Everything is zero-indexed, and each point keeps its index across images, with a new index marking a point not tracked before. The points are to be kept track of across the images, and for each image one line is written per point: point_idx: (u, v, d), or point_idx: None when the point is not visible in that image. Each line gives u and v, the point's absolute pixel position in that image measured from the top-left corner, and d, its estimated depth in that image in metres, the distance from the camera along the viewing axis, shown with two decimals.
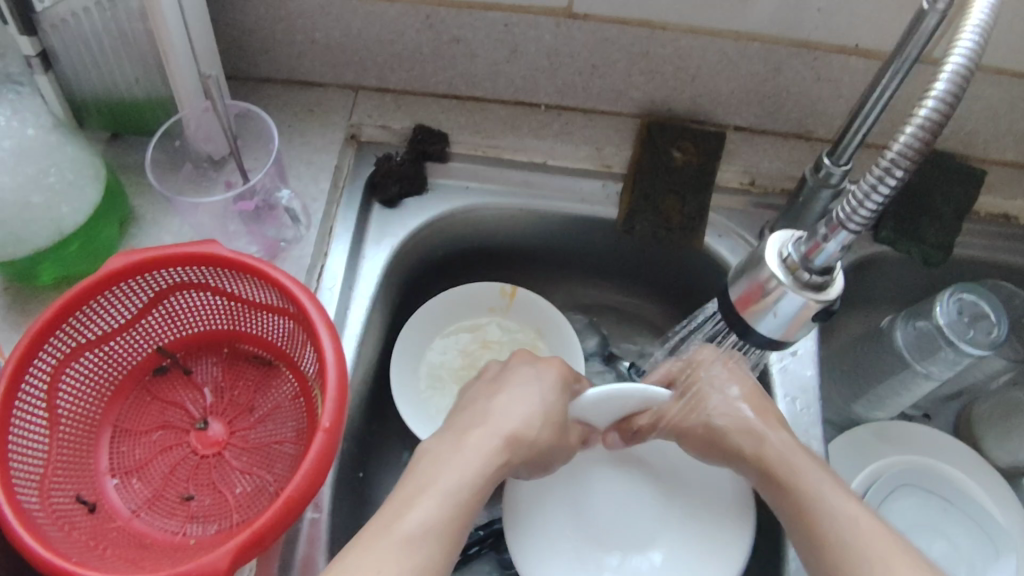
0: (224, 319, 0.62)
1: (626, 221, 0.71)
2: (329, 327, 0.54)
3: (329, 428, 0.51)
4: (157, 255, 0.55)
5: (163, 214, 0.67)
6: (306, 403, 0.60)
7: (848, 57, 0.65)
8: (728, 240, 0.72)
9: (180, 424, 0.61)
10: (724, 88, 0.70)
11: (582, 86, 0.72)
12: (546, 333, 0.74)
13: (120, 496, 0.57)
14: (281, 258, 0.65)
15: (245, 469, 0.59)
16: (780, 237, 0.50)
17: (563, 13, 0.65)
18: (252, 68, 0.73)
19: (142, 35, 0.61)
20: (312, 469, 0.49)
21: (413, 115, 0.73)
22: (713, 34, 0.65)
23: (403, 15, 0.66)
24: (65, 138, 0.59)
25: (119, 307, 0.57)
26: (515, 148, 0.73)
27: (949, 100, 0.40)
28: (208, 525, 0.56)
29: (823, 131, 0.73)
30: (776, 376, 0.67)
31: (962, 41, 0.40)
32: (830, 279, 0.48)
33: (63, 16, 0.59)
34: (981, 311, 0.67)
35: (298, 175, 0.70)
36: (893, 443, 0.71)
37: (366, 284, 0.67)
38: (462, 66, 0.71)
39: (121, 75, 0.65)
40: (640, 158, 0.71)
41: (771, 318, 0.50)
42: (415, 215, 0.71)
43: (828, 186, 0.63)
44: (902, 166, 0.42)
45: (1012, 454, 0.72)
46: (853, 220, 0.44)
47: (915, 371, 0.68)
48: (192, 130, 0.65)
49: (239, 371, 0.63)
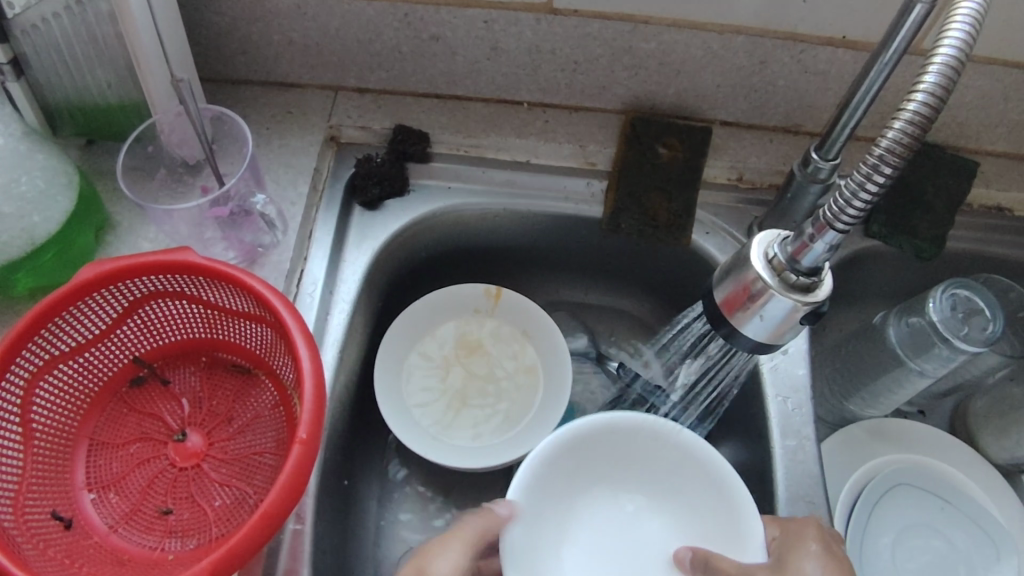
0: (201, 327, 0.61)
1: (611, 219, 0.70)
2: (306, 336, 0.52)
3: (306, 439, 0.49)
4: (127, 265, 0.54)
5: (140, 221, 0.65)
6: (286, 413, 0.58)
7: (836, 49, 0.64)
8: (716, 238, 0.71)
9: (158, 436, 0.60)
10: (709, 82, 0.68)
11: (565, 83, 0.70)
12: (534, 335, 0.72)
13: (97, 511, 0.56)
14: (260, 264, 0.64)
15: (225, 481, 0.57)
16: (765, 238, 0.49)
17: (543, 8, 0.63)
18: (229, 70, 0.72)
19: (113, 38, 0.60)
20: (288, 482, 0.48)
21: (394, 115, 0.72)
22: (697, 28, 0.64)
23: (380, 13, 0.65)
24: (36, 146, 0.57)
25: (93, 318, 0.56)
26: (499, 147, 0.72)
27: (939, 93, 0.39)
28: (187, 540, 0.55)
29: (812, 125, 0.72)
30: (766, 375, 0.65)
31: (951, 33, 0.39)
32: (818, 280, 0.47)
33: (33, 21, 0.58)
34: (976, 306, 0.66)
35: (277, 178, 0.68)
36: (887, 441, 0.69)
37: (348, 287, 0.65)
38: (442, 64, 0.69)
39: (93, 80, 0.63)
40: (624, 155, 0.70)
41: (758, 321, 0.49)
42: (396, 217, 0.70)
43: (817, 181, 0.61)
44: (889, 163, 0.40)
45: (1009, 450, 0.70)
46: (841, 219, 0.42)
47: (909, 368, 0.67)
48: (165, 135, 0.64)
49: (218, 380, 0.62)
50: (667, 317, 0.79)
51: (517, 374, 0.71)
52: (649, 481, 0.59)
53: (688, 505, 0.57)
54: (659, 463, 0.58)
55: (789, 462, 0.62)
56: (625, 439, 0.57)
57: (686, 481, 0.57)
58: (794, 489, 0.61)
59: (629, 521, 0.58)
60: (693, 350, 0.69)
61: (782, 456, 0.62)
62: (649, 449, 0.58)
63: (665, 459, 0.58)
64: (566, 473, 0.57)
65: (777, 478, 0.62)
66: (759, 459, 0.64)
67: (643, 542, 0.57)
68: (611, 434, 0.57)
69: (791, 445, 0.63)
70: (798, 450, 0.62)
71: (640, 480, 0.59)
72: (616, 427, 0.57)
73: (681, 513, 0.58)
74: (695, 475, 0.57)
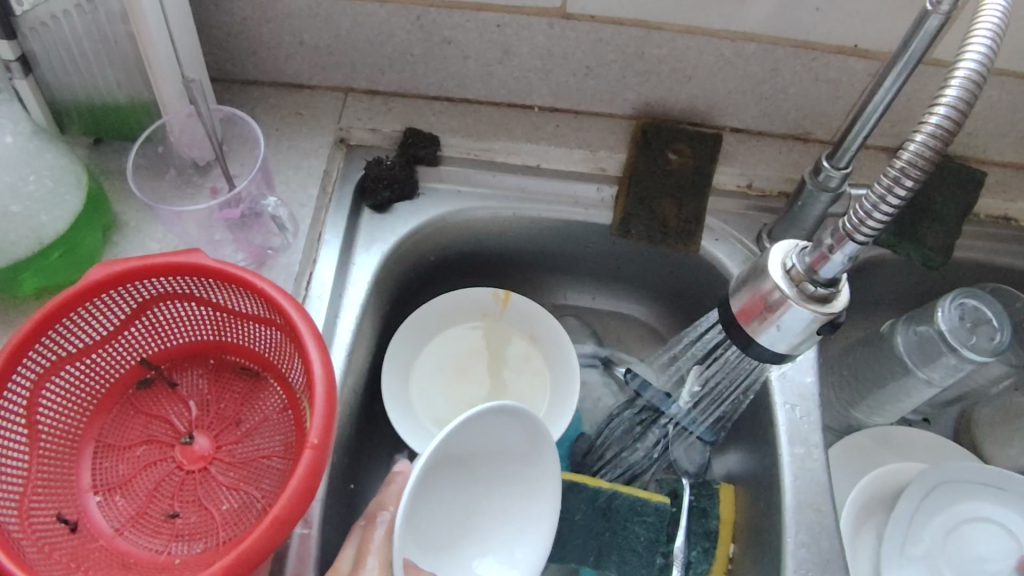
0: (209, 329, 0.61)
1: (621, 225, 0.70)
2: (317, 339, 0.52)
3: (318, 444, 0.49)
4: (136, 266, 0.53)
5: (147, 222, 0.65)
6: (294, 416, 0.58)
7: (848, 57, 0.64)
8: (726, 244, 0.71)
9: (165, 438, 0.59)
10: (721, 89, 0.68)
11: (576, 88, 0.70)
12: (541, 339, 0.72)
13: (103, 514, 0.55)
14: (269, 266, 0.63)
15: (232, 485, 0.57)
16: (783, 247, 0.49)
17: (557, 13, 0.63)
18: (238, 70, 0.71)
19: (124, 37, 0.59)
20: (300, 487, 0.48)
21: (403, 118, 0.72)
22: (709, 35, 0.63)
23: (392, 15, 0.65)
24: (44, 144, 0.58)
25: (101, 319, 0.56)
26: (509, 151, 0.72)
27: (961, 106, 0.39)
28: (194, 543, 0.55)
29: (822, 132, 0.72)
30: (775, 384, 0.65)
31: (974, 46, 0.39)
32: (836, 290, 0.47)
33: (43, 18, 0.57)
34: (984, 316, 0.66)
35: (286, 180, 0.68)
36: (889, 448, 0.71)
37: (357, 290, 0.65)
38: (454, 67, 0.69)
39: (103, 79, 0.63)
40: (635, 161, 0.70)
41: (774, 331, 0.48)
42: (405, 221, 0.69)
43: (827, 190, 0.61)
44: (911, 175, 0.40)
45: (1013, 459, 0.70)
46: (861, 230, 0.42)
47: (916, 377, 0.67)
48: (175, 135, 0.63)
49: (226, 383, 0.61)
50: (674, 323, 0.78)
51: (526, 379, 0.71)
52: (485, 471, 0.59)
53: (497, 463, 0.59)
54: (512, 453, 0.59)
55: (798, 469, 0.62)
56: (468, 429, 0.54)
57: (510, 484, 0.60)
58: (801, 497, 0.61)
59: (448, 488, 0.58)
60: (705, 358, 0.69)
61: (790, 465, 0.62)
62: (485, 430, 0.56)
63: (517, 452, 0.59)
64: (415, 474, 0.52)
65: (785, 486, 0.61)
66: (768, 467, 0.64)
67: (455, 502, 0.58)
68: (463, 428, 0.53)
69: (799, 452, 0.63)
70: (807, 458, 0.62)
71: (486, 468, 0.59)
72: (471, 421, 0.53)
73: (489, 502, 0.60)
74: (514, 442, 0.58)
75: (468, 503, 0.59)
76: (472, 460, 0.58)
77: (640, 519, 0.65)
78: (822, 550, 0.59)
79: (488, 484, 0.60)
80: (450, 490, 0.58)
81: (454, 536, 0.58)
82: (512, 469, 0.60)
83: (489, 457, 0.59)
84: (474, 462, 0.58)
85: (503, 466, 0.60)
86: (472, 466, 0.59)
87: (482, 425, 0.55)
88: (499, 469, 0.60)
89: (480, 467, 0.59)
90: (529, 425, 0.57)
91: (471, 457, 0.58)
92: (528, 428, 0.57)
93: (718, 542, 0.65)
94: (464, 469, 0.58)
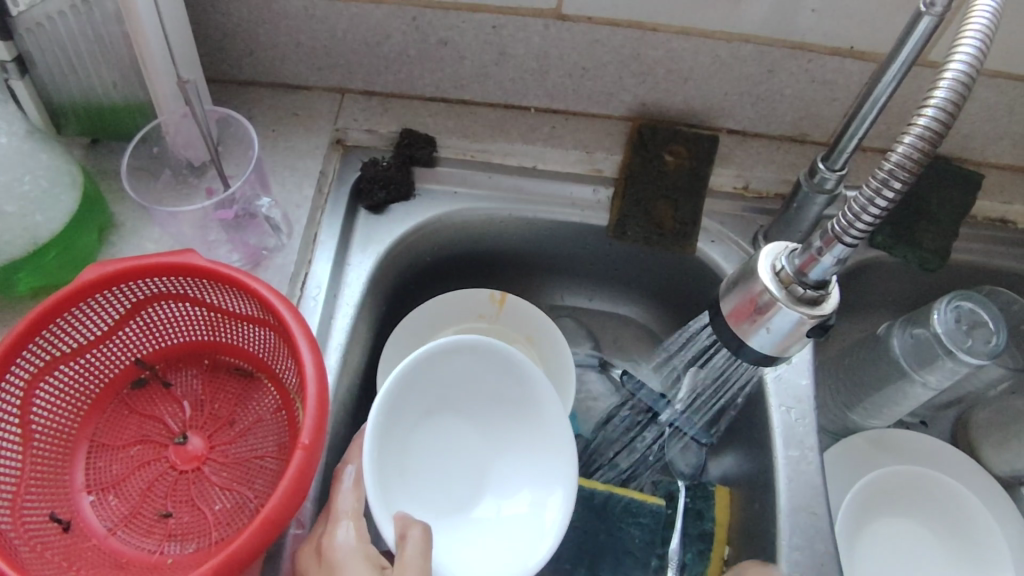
0: (203, 330, 0.61)
1: (617, 227, 0.70)
2: (310, 340, 0.52)
3: (308, 445, 0.49)
4: (130, 267, 0.53)
5: (143, 222, 0.65)
6: (288, 417, 0.58)
7: (844, 59, 0.64)
8: (722, 246, 0.70)
9: (159, 438, 0.59)
10: (717, 90, 0.68)
11: (572, 89, 0.70)
12: (538, 340, 0.72)
13: (96, 514, 0.55)
14: (264, 266, 0.63)
15: (225, 485, 0.57)
16: (773, 249, 0.49)
17: (552, 14, 0.63)
18: (235, 71, 0.72)
19: (119, 37, 0.59)
20: (291, 488, 0.48)
21: (399, 118, 0.72)
22: (705, 36, 0.63)
23: (388, 16, 0.65)
24: (39, 145, 0.57)
25: (95, 319, 0.56)
26: (505, 152, 0.71)
27: (950, 108, 0.39)
28: (187, 544, 0.55)
29: (818, 134, 0.72)
30: (770, 386, 0.65)
31: (964, 46, 0.39)
32: (826, 293, 0.47)
33: (39, 19, 0.57)
34: (979, 319, 0.66)
35: (282, 181, 0.68)
36: (888, 450, 0.70)
37: (352, 291, 0.65)
38: (449, 68, 0.69)
39: (98, 79, 0.63)
40: (631, 162, 0.70)
41: (764, 334, 0.48)
42: (401, 221, 0.69)
43: (823, 192, 0.61)
44: (900, 177, 0.40)
45: (1011, 462, 0.70)
46: (850, 232, 0.42)
47: (912, 380, 0.67)
48: (171, 136, 0.64)
49: (220, 383, 0.61)
50: (671, 325, 0.78)
51: None
52: (482, 421, 0.61)
53: (494, 413, 0.61)
54: (501, 398, 0.61)
55: (793, 472, 0.62)
56: (444, 363, 0.59)
57: (509, 432, 0.61)
58: (796, 499, 0.61)
59: (448, 440, 0.61)
60: (699, 359, 0.68)
61: (785, 467, 0.62)
62: (470, 367, 0.61)
63: (505, 396, 0.61)
64: (395, 401, 0.57)
65: (780, 489, 0.61)
66: (762, 469, 0.64)
67: (461, 463, 0.60)
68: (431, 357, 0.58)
69: (794, 455, 0.62)
70: (802, 461, 0.62)
71: (481, 416, 0.61)
72: (449, 351, 0.59)
73: (495, 454, 0.60)
74: (497, 383, 0.61)
75: (474, 464, 0.60)
76: (461, 405, 0.61)
77: (634, 521, 0.64)
78: (817, 552, 0.59)
79: (489, 436, 0.61)
80: (450, 442, 0.60)
81: (464, 494, 0.59)
82: (503, 416, 0.61)
83: (482, 405, 0.61)
84: (465, 408, 0.61)
85: (499, 416, 0.61)
86: (466, 413, 0.61)
87: (465, 361, 0.60)
88: (494, 420, 0.61)
89: (475, 414, 0.61)
90: (498, 358, 0.60)
91: (458, 401, 0.61)
92: (498, 362, 0.60)
93: (712, 544, 0.65)
94: (458, 415, 0.61)
